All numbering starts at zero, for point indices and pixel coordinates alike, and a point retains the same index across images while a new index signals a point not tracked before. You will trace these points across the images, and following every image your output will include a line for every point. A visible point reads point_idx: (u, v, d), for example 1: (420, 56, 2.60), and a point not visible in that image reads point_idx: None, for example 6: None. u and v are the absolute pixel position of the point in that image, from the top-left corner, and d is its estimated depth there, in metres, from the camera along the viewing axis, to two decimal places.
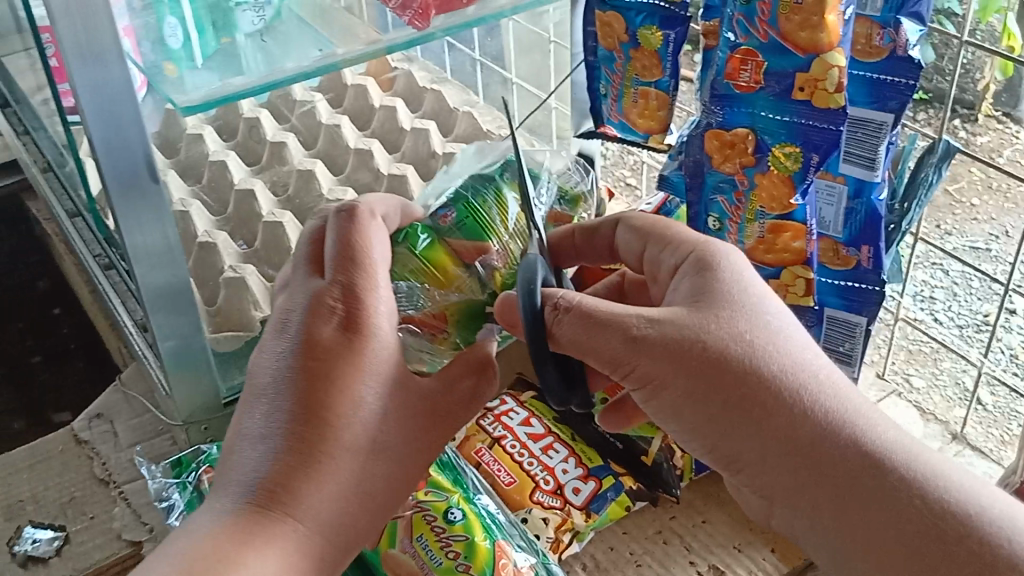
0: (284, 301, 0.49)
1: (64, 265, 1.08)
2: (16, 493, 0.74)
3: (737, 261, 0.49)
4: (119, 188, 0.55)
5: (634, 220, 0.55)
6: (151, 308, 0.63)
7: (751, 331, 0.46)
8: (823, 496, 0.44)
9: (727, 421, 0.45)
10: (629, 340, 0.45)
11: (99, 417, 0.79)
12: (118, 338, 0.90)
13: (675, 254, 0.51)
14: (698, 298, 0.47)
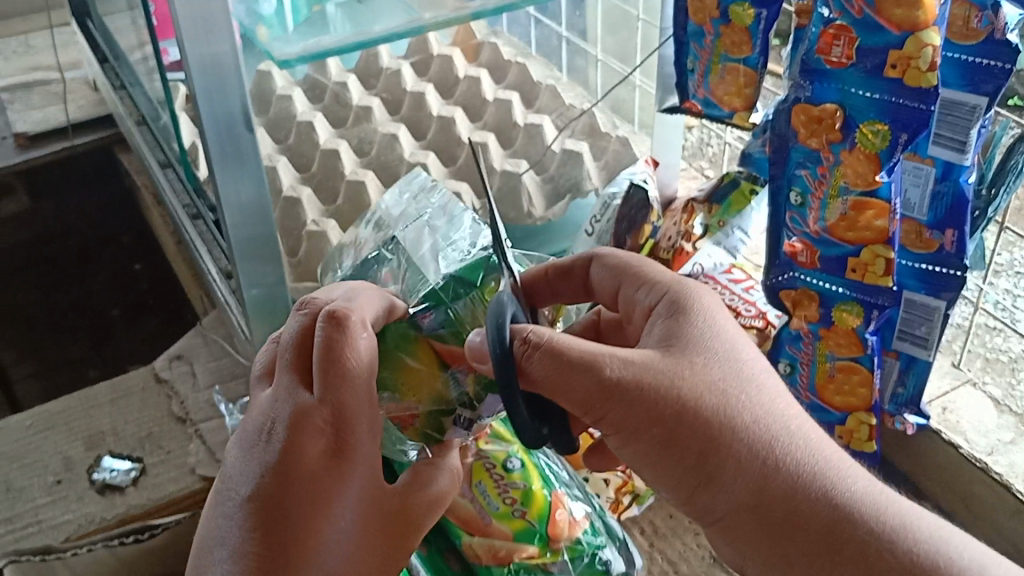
0: (265, 408, 0.45)
1: (151, 220, 1.11)
2: (97, 424, 0.77)
3: (711, 303, 0.45)
4: (218, 143, 0.59)
5: (612, 259, 0.48)
6: (239, 251, 0.66)
7: (726, 374, 0.42)
8: (798, 552, 0.40)
9: (703, 484, 0.41)
10: (602, 381, 0.40)
11: (179, 359, 0.82)
12: (199, 288, 0.93)
13: (648, 295, 0.45)
14: (674, 345, 0.42)
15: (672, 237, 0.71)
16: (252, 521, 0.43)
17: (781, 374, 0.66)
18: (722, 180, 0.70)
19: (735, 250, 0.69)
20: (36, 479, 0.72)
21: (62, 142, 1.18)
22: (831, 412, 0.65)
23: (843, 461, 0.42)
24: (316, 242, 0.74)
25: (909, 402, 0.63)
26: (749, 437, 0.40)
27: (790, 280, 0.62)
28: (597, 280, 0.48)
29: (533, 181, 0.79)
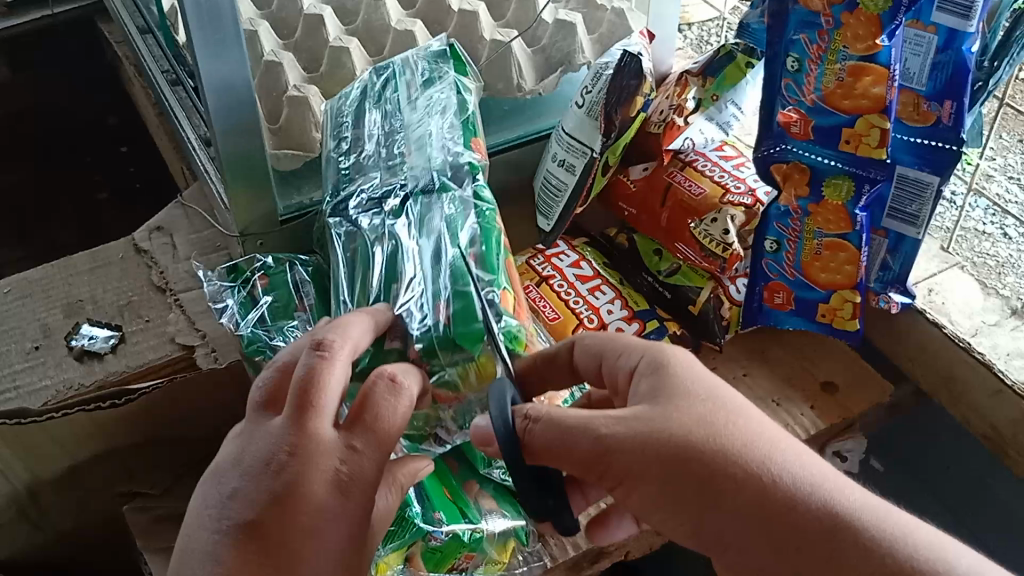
0: (268, 436, 0.44)
1: (134, 93, 1.09)
2: (76, 292, 0.76)
3: (691, 358, 0.45)
4: (196, 11, 0.57)
5: (587, 341, 0.49)
6: (217, 120, 0.64)
7: (713, 414, 0.42)
8: (809, 565, 0.39)
9: (709, 517, 0.40)
10: (597, 446, 0.41)
11: (160, 230, 0.80)
12: (181, 161, 0.91)
13: (628, 358, 0.46)
14: (658, 396, 0.43)
15: (664, 110, 0.67)
16: (239, 545, 0.42)
17: (765, 250, 0.64)
18: (717, 53, 0.66)
19: (727, 125, 0.68)
20: (14, 345, 0.71)
21: (41, 10, 1.18)
22: (815, 289, 0.64)
23: (845, 480, 0.41)
24: (298, 107, 0.72)
25: (895, 281, 0.63)
26: (738, 470, 0.40)
27: (782, 153, 0.60)
28: (579, 359, 0.49)
29: (523, 50, 0.75)
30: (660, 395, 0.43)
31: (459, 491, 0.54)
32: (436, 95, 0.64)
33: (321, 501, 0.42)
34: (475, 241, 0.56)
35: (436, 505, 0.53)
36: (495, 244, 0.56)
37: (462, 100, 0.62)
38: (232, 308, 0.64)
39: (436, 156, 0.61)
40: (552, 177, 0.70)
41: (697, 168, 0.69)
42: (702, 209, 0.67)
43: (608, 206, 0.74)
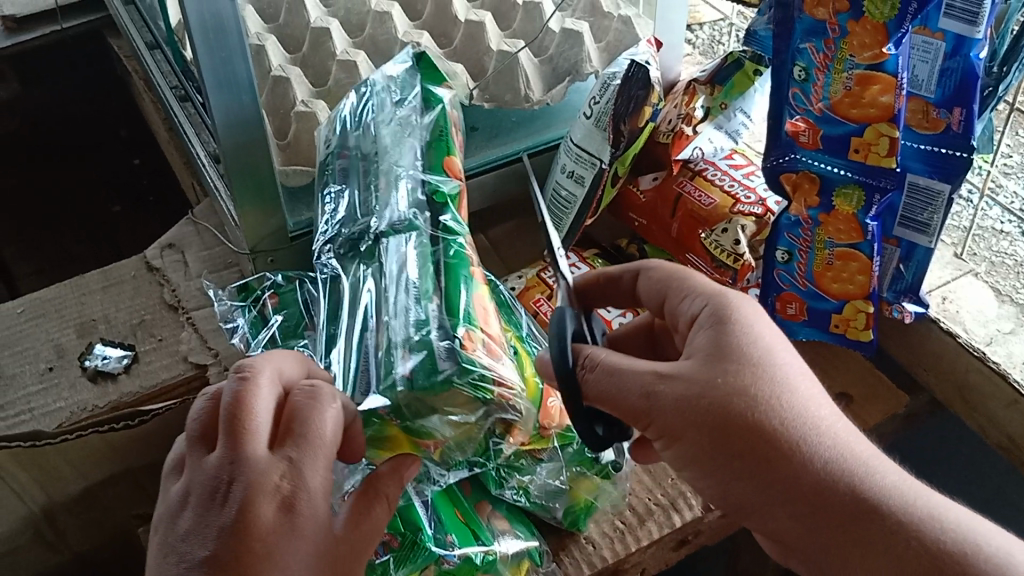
0: (207, 469, 0.42)
1: (144, 106, 1.09)
2: (89, 311, 0.76)
3: (753, 312, 0.44)
4: (201, 25, 0.56)
5: (658, 270, 0.48)
6: (225, 138, 0.64)
7: (761, 380, 0.41)
8: (832, 540, 0.40)
9: (745, 480, 0.41)
10: (642, 397, 0.42)
11: (172, 248, 0.80)
12: (192, 175, 0.91)
13: (688, 301, 0.45)
14: (711, 356, 0.42)
15: (671, 119, 0.68)
16: None
17: (777, 261, 0.64)
18: (725, 60, 0.65)
19: (737, 133, 0.68)
20: (28, 366, 0.71)
21: (51, 26, 1.17)
22: (827, 300, 0.63)
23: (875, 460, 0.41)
24: (307, 123, 0.72)
25: (908, 290, 0.62)
26: (778, 441, 0.41)
27: (790, 163, 0.60)
28: (642, 289, 0.48)
29: (530, 60, 0.74)
30: (715, 351, 0.42)
31: (472, 513, 0.55)
32: (402, 120, 0.61)
33: (270, 522, 0.40)
34: (437, 284, 0.54)
35: (448, 528, 0.53)
36: (462, 280, 0.54)
37: (435, 108, 0.62)
38: (244, 327, 0.64)
39: (403, 186, 0.59)
40: (561, 188, 0.70)
41: (708, 178, 0.68)
42: (712, 219, 0.66)
43: (618, 216, 0.74)
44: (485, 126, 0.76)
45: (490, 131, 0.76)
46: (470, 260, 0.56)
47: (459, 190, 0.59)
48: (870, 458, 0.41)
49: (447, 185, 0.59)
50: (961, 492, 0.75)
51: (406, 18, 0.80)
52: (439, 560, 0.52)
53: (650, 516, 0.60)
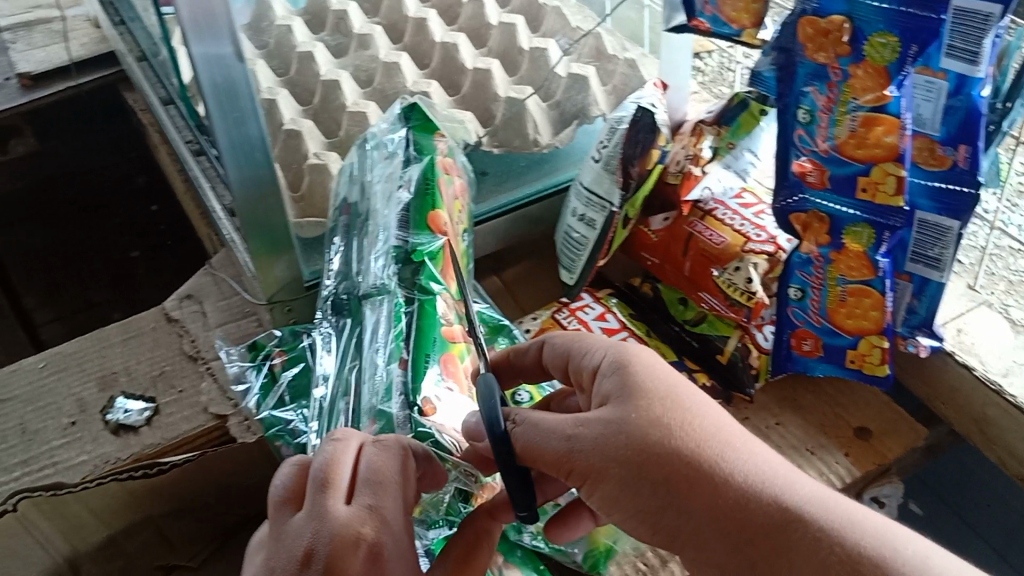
0: (292, 533, 0.41)
1: (159, 157, 1.11)
2: (110, 364, 0.77)
3: (655, 359, 0.45)
4: (215, 90, 0.58)
5: (556, 338, 0.50)
6: (240, 194, 0.65)
7: (672, 408, 0.42)
8: (758, 556, 0.39)
9: (674, 511, 0.40)
10: (563, 440, 0.42)
11: (190, 298, 0.82)
12: (208, 225, 0.93)
13: (593, 356, 0.47)
14: (620, 397, 0.43)
15: (680, 160, 0.68)
16: None
17: (791, 298, 0.65)
18: (731, 101, 0.66)
19: (744, 172, 0.69)
20: (51, 421, 0.72)
21: (66, 82, 1.16)
22: (842, 336, 0.64)
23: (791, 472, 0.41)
24: (319, 175, 0.73)
25: (922, 325, 0.63)
26: (694, 466, 0.41)
27: (799, 202, 0.60)
28: (545, 357, 0.50)
29: (538, 105, 0.76)
30: (624, 390, 0.43)
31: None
32: (392, 176, 0.62)
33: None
34: (407, 348, 0.57)
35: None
36: (433, 347, 0.57)
37: (423, 163, 0.62)
38: (255, 389, 0.68)
39: (386, 246, 0.61)
40: (573, 231, 0.71)
41: (718, 217, 0.69)
42: (724, 258, 0.67)
43: (631, 255, 0.74)
44: (496, 170, 0.77)
45: (501, 175, 0.77)
46: (443, 322, 0.59)
47: (443, 247, 0.61)
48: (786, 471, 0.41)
49: (424, 244, 0.61)
50: (984, 523, 0.75)
51: (415, 67, 0.82)
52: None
53: (672, 558, 0.59)
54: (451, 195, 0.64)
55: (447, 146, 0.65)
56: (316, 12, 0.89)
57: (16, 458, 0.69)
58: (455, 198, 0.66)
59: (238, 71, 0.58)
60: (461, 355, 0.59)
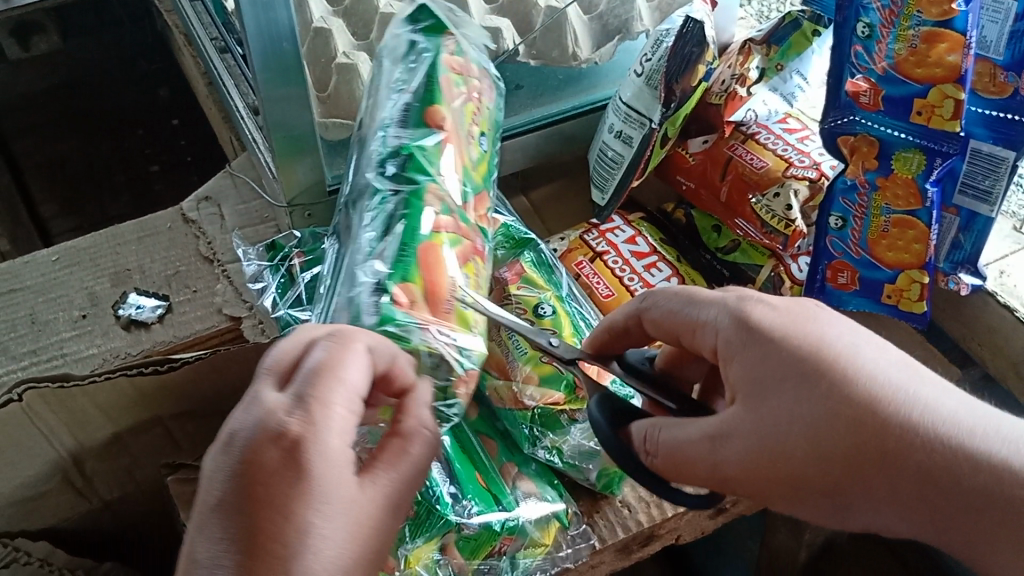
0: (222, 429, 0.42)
1: (182, 63, 1.09)
2: (124, 261, 0.75)
3: (783, 317, 0.42)
4: None
5: (656, 312, 0.47)
6: (264, 84, 0.62)
7: (803, 370, 0.40)
8: (965, 523, 0.38)
9: (856, 499, 0.39)
10: (699, 441, 0.42)
11: (207, 201, 0.79)
12: (229, 130, 0.91)
13: (710, 311, 0.44)
14: (757, 385, 0.41)
15: (725, 79, 0.64)
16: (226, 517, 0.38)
17: (830, 228, 0.62)
18: (783, 18, 0.64)
19: (792, 97, 0.66)
20: (61, 313, 0.71)
21: None
22: (881, 269, 0.61)
23: (917, 379, 0.40)
24: (346, 75, 0.70)
25: (965, 262, 0.60)
26: (835, 432, 0.39)
27: (849, 124, 0.58)
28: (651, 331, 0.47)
29: (579, 18, 0.72)
30: (742, 349, 0.42)
31: (472, 443, 0.53)
32: (405, 69, 0.58)
33: (270, 462, 0.39)
34: (397, 235, 0.51)
35: (468, 495, 0.49)
36: (415, 239, 0.50)
37: (427, 62, 0.57)
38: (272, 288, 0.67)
39: (386, 139, 0.56)
40: (608, 148, 0.68)
41: (760, 141, 0.67)
42: (764, 183, 0.65)
43: (666, 179, 0.72)
44: (530, 85, 0.73)
45: (535, 89, 0.73)
46: (428, 211, 0.52)
47: (441, 145, 0.55)
48: (915, 380, 0.40)
49: (408, 137, 0.55)
50: None
51: None
52: (457, 525, 0.49)
53: None
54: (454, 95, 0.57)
55: (457, 46, 0.59)
56: None
57: (26, 348, 0.68)
58: (466, 99, 0.58)
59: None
60: (445, 246, 0.51)
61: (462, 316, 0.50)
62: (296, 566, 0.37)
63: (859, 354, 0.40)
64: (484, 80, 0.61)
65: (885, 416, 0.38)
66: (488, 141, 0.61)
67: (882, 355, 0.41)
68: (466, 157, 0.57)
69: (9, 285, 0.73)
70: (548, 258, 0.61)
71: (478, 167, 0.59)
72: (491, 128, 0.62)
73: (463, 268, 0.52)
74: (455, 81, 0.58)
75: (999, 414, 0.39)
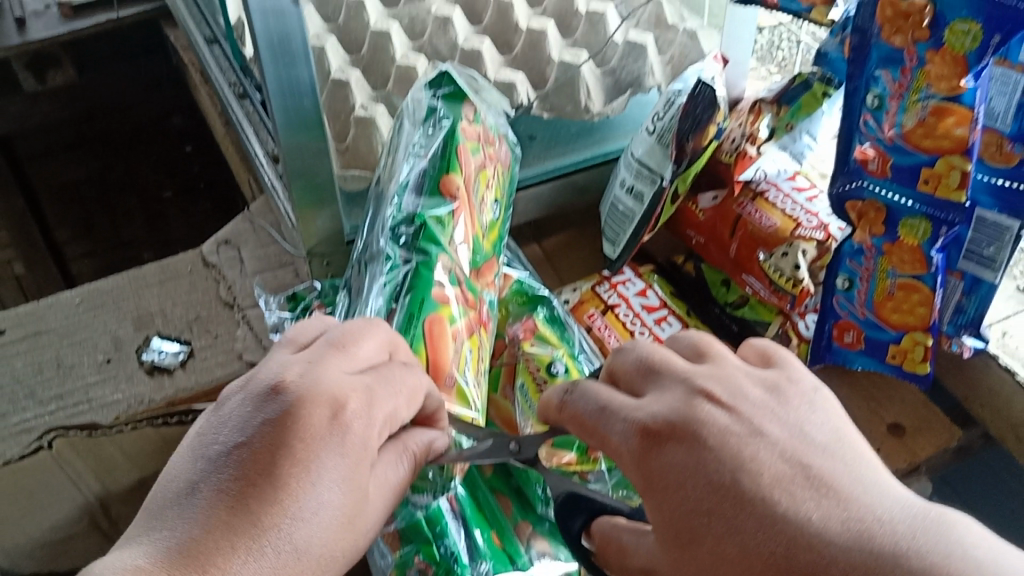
0: (277, 363, 0.43)
1: (198, 97, 1.10)
2: (146, 305, 0.77)
3: (683, 432, 0.38)
4: (263, 12, 0.54)
5: (580, 409, 0.42)
6: (286, 141, 0.63)
7: (692, 507, 0.36)
8: None
9: None
10: (637, 559, 0.40)
11: (227, 244, 0.81)
12: (247, 170, 0.92)
13: (614, 429, 0.40)
14: (663, 499, 0.37)
15: (735, 137, 0.67)
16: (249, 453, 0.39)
17: (838, 288, 0.64)
18: (794, 81, 0.65)
19: (801, 155, 0.67)
20: (86, 357, 0.72)
21: (108, 14, 1.15)
22: (886, 330, 0.63)
23: (805, 491, 0.35)
24: (365, 130, 0.71)
25: (969, 325, 0.61)
26: (729, 572, 0.35)
27: (858, 189, 0.59)
28: (577, 422, 0.43)
29: (592, 72, 0.73)
30: (642, 484, 0.39)
31: (489, 501, 0.55)
32: (422, 131, 0.59)
33: (323, 427, 0.40)
34: (403, 300, 0.52)
35: (483, 554, 0.51)
36: (424, 304, 0.52)
37: (446, 130, 0.57)
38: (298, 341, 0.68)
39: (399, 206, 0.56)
40: (620, 202, 0.70)
41: (769, 199, 0.68)
42: (772, 242, 0.67)
43: (675, 233, 0.74)
44: (544, 136, 0.75)
45: (549, 141, 0.75)
46: (437, 283, 0.53)
47: (454, 214, 0.56)
48: (802, 492, 0.35)
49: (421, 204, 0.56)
50: None
51: (467, 22, 0.79)
52: None
53: None
54: (471, 164, 0.58)
55: (477, 113, 0.60)
56: None
57: (52, 393, 0.70)
58: (481, 166, 0.60)
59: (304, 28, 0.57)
60: (451, 318, 0.53)
61: (461, 392, 0.52)
62: (285, 529, 0.38)
63: (762, 465, 0.36)
64: (499, 148, 0.63)
65: (773, 551, 0.34)
66: (499, 209, 0.64)
67: (773, 464, 0.36)
68: (477, 223, 0.59)
69: (34, 327, 0.75)
70: (561, 315, 0.63)
71: (489, 234, 0.61)
72: (503, 193, 0.64)
73: (466, 340, 0.54)
74: (474, 147, 0.59)
75: (885, 515, 0.34)
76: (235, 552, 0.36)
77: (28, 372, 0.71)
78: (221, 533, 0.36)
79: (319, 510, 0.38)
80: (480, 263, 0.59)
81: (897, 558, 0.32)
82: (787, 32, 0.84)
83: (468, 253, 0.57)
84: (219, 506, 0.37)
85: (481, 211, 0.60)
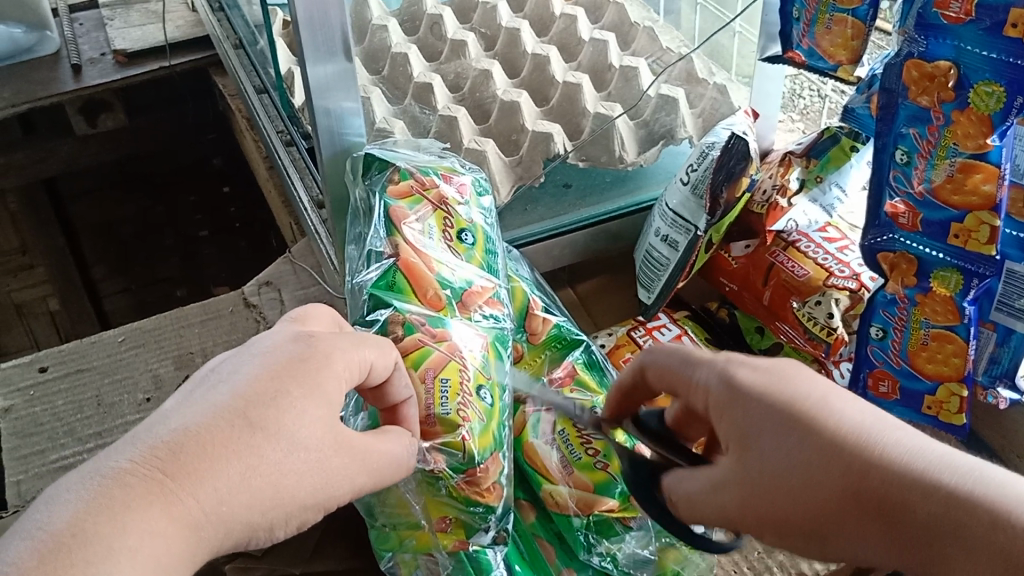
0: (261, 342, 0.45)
1: (243, 141, 1.12)
2: (186, 345, 0.79)
3: (782, 366, 0.40)
4: (314, 61, 0.57)
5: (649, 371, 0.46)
6: (331, 190, 0.65)
7: (778, 419, 0.38)
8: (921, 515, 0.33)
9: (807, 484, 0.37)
10: (711, 490, 0.42)
11: (269, 285, 0.83)
12: (289, 215, 0.95)
13: (697, 372, 0.43)
14: (732, 415, 0.40)
15: (766, 189, 0.69)
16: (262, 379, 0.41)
17: (872, 337, 0.65)
18: (823, 134, 0.67)
19: (831, 207, 0.69)
20: (126, 396, 0.74)
21: (160, 61, 1.17)
22: (921, 381, 0.64)
23: (882, 431, 0.36)
24: None
25: (1003, 375, 0.63)
26: (793, 472, 0.37)
27: (889, 242, 0.61)
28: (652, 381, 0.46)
29: (627, 125, 0.76)
30: (724, 406, 0.41)
31: (534, 547, 0.58)
32: (362, 201, 0.63)
33: (307, 359, 0.43)
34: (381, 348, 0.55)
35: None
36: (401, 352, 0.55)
37: (376, 203, 0.61)
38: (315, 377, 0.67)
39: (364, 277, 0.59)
40: (655, 250, 0.71)
41: (801, 249, 0.70)
42: (805, 291, 0.68)
43: (709, 280, 0.76)
44: (579, 184, 0.79)
45: (583, 189, 0.78)
46: (413, 331, 0.55)
47: (409, 266, 0.58)
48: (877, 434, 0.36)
49: (376, 277, 0.58)
50: None
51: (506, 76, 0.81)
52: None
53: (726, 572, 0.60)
54: (414, 219, 0.60)
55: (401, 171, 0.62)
56: (412, 15, 0.87)
57: (91, 430, 0.72)
58: (430, 211, 0.61)
59: (350, 87, 0.59)
60: (429, 352, 0.54)
61: (449, 422, 0.52)
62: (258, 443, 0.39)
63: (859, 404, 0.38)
64: (451, 182, 0.63)
65: (848, 464, 0.36)
66: (474, 235, 0.62)
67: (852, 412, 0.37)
68: (438, 262, 0.59)
69: (76, 364, 0.77)
70: (597, 358, 0.64)
71: (467, 266, 0.60)
72: (473, 219, 0.62)
73: (445, 372, 0.53)
74: (410, 202, 0.61)
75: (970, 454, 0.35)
76: (206, 456, 0.38)
77: (68, 411, 0.73)
78: (186, 422, 0.39)
79: (282, 401, 0.41)
80: (460, 295, 0.58)
81: (969, 481, 0.33)
82: (810, 82, 0.83)
83: (441, 293, 0.58)
84: (190, 411, 0.39)
85: (445, 248, 0.60)
